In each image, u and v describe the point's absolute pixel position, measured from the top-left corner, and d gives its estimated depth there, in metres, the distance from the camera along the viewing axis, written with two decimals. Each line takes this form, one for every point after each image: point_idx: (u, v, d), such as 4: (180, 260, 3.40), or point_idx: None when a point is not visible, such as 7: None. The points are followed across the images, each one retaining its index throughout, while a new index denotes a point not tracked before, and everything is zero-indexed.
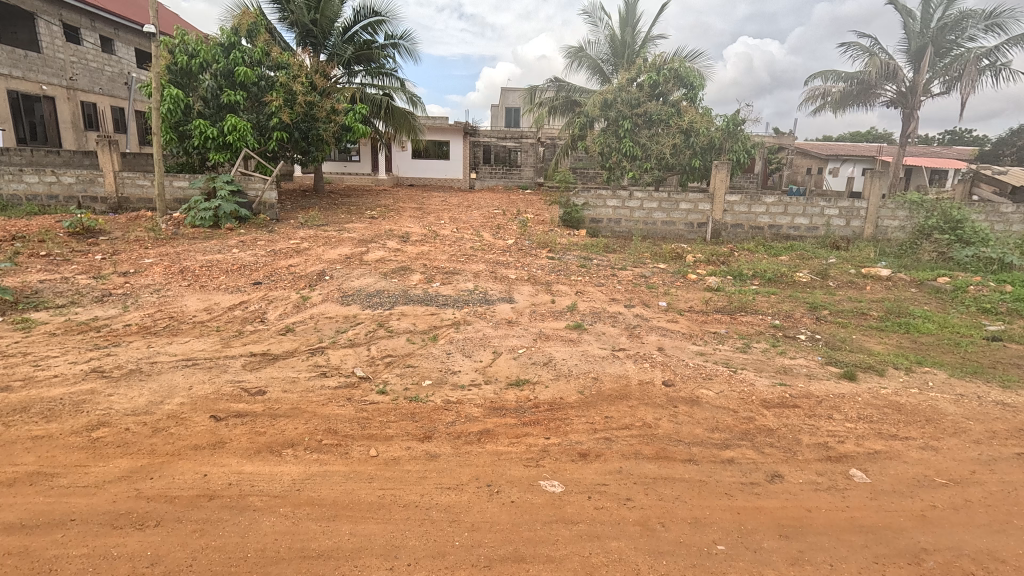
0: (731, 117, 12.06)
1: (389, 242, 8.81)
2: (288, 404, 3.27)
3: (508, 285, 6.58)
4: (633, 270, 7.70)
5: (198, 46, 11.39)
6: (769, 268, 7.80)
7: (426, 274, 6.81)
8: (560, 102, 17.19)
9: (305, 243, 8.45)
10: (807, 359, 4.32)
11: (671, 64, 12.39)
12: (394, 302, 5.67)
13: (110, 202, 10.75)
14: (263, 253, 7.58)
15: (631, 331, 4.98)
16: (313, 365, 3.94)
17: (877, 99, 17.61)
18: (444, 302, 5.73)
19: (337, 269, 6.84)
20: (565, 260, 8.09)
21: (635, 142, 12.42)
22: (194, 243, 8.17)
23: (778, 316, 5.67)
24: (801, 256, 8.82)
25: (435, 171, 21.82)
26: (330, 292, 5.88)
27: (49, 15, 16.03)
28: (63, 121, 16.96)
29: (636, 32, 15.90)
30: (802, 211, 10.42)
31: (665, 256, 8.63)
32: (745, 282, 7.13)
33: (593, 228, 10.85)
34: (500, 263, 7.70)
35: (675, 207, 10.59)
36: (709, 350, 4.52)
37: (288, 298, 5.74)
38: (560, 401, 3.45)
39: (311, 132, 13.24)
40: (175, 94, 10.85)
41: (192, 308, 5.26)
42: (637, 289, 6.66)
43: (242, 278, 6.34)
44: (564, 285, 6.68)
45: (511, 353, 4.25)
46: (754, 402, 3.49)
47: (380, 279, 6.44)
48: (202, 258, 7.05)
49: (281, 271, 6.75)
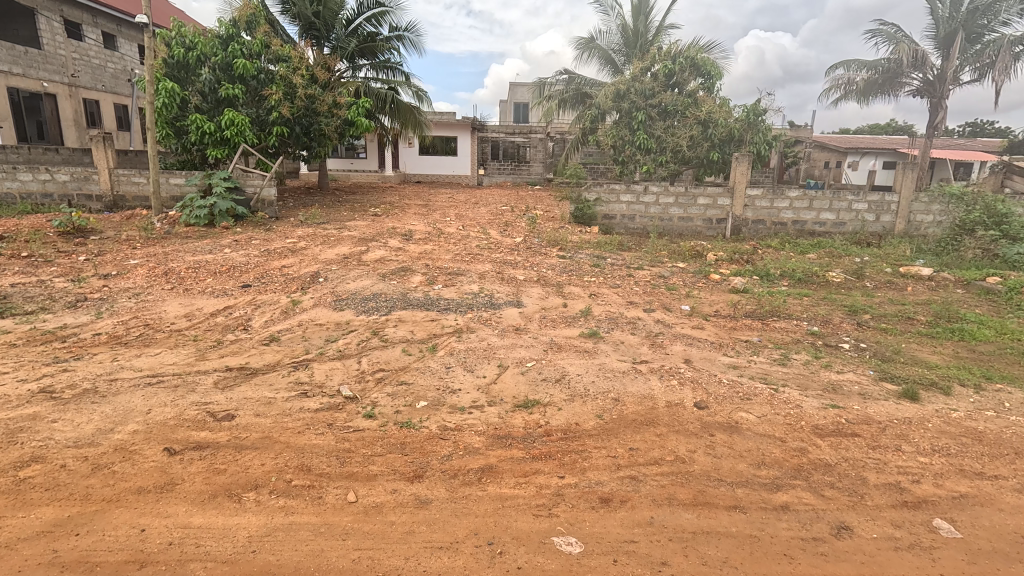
0: (752, 107, 11.38)
1: (390, 241, 8.35)
2: (258, 433, 2.81)
3: (516, 286, 6.09)
4: (651, 270, 7.17)
5: (195, 39, 10.97)
6: (797, 267, 7.23)
7: (427, 275, 6.34)
8: (570, 94, 16.60)
9: (303, 242, 8.02)
10: (857, 374, 3.78)
11: (688, 52, 11.80)
12: (392, 307, 5.20)
13: (106, 200, 10.42)
14: (255, 253, 7.16)
15: (653, 340, 4.47)
16: (293, 383, 3.47)
17: (903, 87, 16.84)
18: (446, 307, 5.26)
19: (333, 270, 6.38)
20: (577, 259, 7.58)
21: (649, 134, 11.82)
22: (186, 242, 7.78)
23: (814, 322, 5.13)
24: (830, 254, 8.23)
25: (442, 167, 21.37)
26: (323, 296, 5.44)
27: (50, 11, 15.74)
28: (66, 118, 16.70)
29: (649, 21, 15.28)
30: (829, 205, 9.81)
31: (684, 255, 8.08)
32: (773, 283, 6.57)
33: (606, 224, 10.30)
34: (508, 263, 7.20)
35: (693, 202, 10.01)
36: (743, 363, 3.99)
37: (277, 302, 5.29)
38: (576, 426, 2.96)
39: (313, 127, 12.81)
40: (171, 87, 10.46)
41: (171, 314, 4.82)
42: (657, 290, 6.15)
43: (230, 280, 5.91)
44: (577, 287, 6.17)
45: (518, 367, 3.76)
46: (805, 429, 2.96)
47: (378, 281, 5.97)
48: (190, 259, 6.63)
49: (274, 272, 6.31)
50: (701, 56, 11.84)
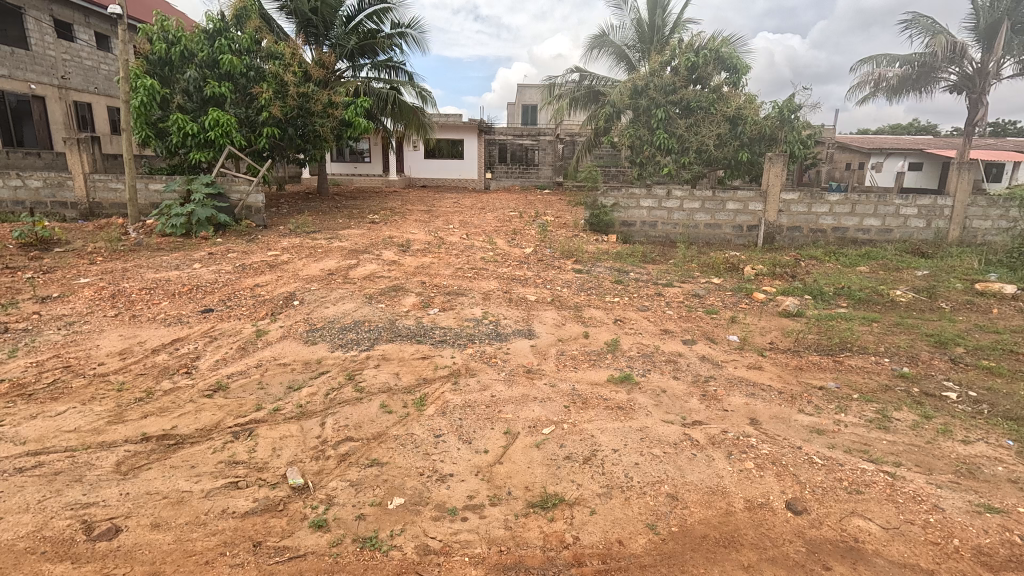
0: (786, 102, 10.29)
1: (385, 253, 7.46)
2: (143, 567, 1.88)
3: (527, 310, 5.13)
4: (681, 287, 6.23)
5: (179, 33, 10.17)
6: (854, 284, 6.23)
7: (423, 296, 5.41)
8: (582, 93, 15.66)
9: (285, 255, 7.13)
10: (994, 447, 2.77)
11: (712, 44, 10.85)
12: (375, 339, 4.28)
13: (80, 207, 9.64)
14: (227, 269, 6.27)
15: (703, 389, 3.49)
16: (224, 464, 2.52)
17: (938, 83, 15.75)
18: (441, 339, 4.33)
19: (313, 290, 5.48)
20: (595, 275, 6.62)
21: (670, 134, 10.88)
22: (154, 256, 6.92)
23: (899, 359, 4.12)
24: (885, 266, 7.23)
25: (448, 171, 20.51)
26: (295, 324, 4.51)
27: (39, 10, 15.08)
28: (55, 121, 15.97)
29: (667, 15, 14.31)
30: (874, 211, 8.78)
31: (716, 268, 7.08)
32: (830, 304, 5.57)
33: (625, 232, 9.34)
34: (517, 280, 6.25)
35: (721, 207, 9.03)
36: (829, 426, 3.00)
37: (237, 334, 4.38)
38: (619, 550, 2.01)
39: (308, 128, 11.96)
40: (150, 85, 9.63)
41: (103, 352, 3.91)
42: (694, 314, 5.20)
43: (190, 304, 5.01)
44: (598, 310, 5.20)
45: (532, 437, 2.79)
46: (963, 556, 1.98)
47: (363, 305, 5.03)
48: (151, 276, 5.74)
49: (243, 293, 5.41)
50: (727, 49, 10.89)
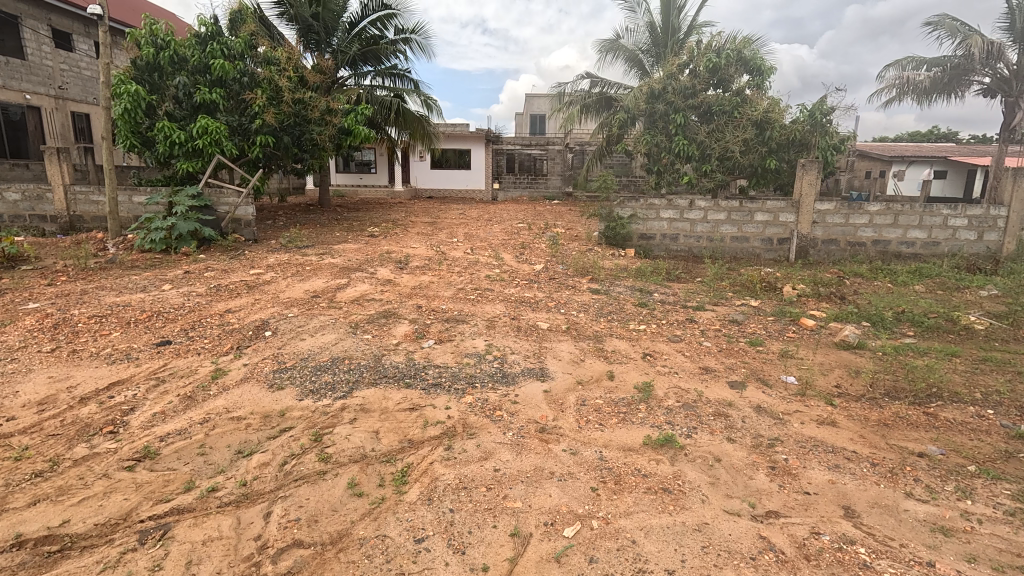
0: (816, 105, 9.51)
1: (380, 271, 6.76)
2: None
3: (539, 341, 4.36)
4: (715, 310, 5.44)
5: (168, 37, 9.62)
6: (917, 307, 5.41)
7: (417, 324, 4.65)
8: (594, 99, 14.96)
9: (269, 274, 6.44)
10: None
11: (734, 44, 10.11)
12: (355, 383, 3.53)
13: (61, 221, 9.05)
14: (200, 291, 5.57)
15: (769, 457, 2.70)
16: None
17: (971, 86, 14.88)
18: (436, 381, 3.57)
19: (290, 317, 4.75)
20: (615, 296, 5.84)
21: (689, 140, 10.16)
22: (124, 275, 6.23)
23: (1009, 412, 3.26)
24: (943, 285, 6.39)
25: (455, 181, 19.88)
26: (262, 363, 3.78)
27: (36, 20, 14.72)
28: (51, 132, 15.52)
29: (682, 17, 13.62)
30: (918, 221, 7.94)
31: (752, 287, 6.27)
32: (893, 333, 4.74)
33: (643, 246, 8.59)
34: (526, 302, 5.47)
35: (748, 219, 8.24)
36: (957, 524, 2.18)
37: (191, 375, 3.64)
38: None
39: (305, 136, 11.36)
40: (135, 91, 9.03)
41: (18, 403, 3.17)
42: (735, 346, 4.42)
43: (147, 335, 4.30)
44: (623, 342, 4.42)
45: (549, 545, 2.02)
46: None
47: (346, 336, 4.27)
48: (112, 300, 5.06)
49: (213, 320, 4.69)
50: (749, 50, 10.16)
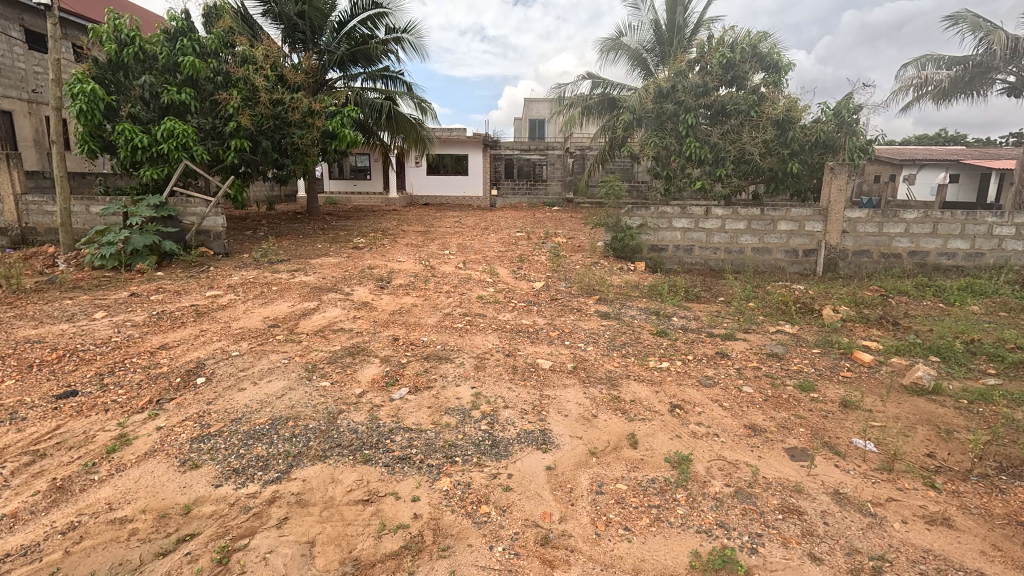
0: (840, 102, 8.70)
1: (356, 291, 5.90)
2: None
3: (539, 388, 3.49)
4: (748, 340, 4.58)
5: (133, 32, 8.81)
6: (988, 336, 4.54)
7: (390, 364, 3.79)
8: (596, 101, 14.13)
9: (228, 296, 5.58)
10: None
11: (749, 37, 9.29)
12: (297, 458, 2.65)
13: (12, 233, 8.22)
14: (137, 319, 4.70)
15: None
16: None
17: (994, 85, 14.03)
18: (404, 454, 2.70)
19: (235, 356, 3.87)
20: (628, 322, 4.98)
21: (701, 142, 9.33)
22: (57, 299, 5.37)
23: None
24: (1003, 306, 5.52)
25: (451, 188, 19.08)
26: (181, 427, 2.90)
27: (8, 20, 13.86)
28: (24, 138, 14.74)
29: (689, 13, 12.84)
30: (960, 230, 7.10)
31: (785, 309, 5.41)
32: (971, 372, 3.87)
33: (654, 258, 7.76)
34: (524, 332, 4.60)
35: (771, 228, 7.40)
36: None
37: (83, 445, 2.76)
38: None
39: (286, 140, 10.55)
40: (92, 90, 8.13)
41: None
42: (783, 393, 3.54)
43: (48, 383, 3.42)
44: (643, 387, 3.55)
45: None
46: None
47: (298, 384, 3.41)
48: (24, 334, 4.19)
49: (139, 360, 3.81)
50: (766, 45, 9.33)
